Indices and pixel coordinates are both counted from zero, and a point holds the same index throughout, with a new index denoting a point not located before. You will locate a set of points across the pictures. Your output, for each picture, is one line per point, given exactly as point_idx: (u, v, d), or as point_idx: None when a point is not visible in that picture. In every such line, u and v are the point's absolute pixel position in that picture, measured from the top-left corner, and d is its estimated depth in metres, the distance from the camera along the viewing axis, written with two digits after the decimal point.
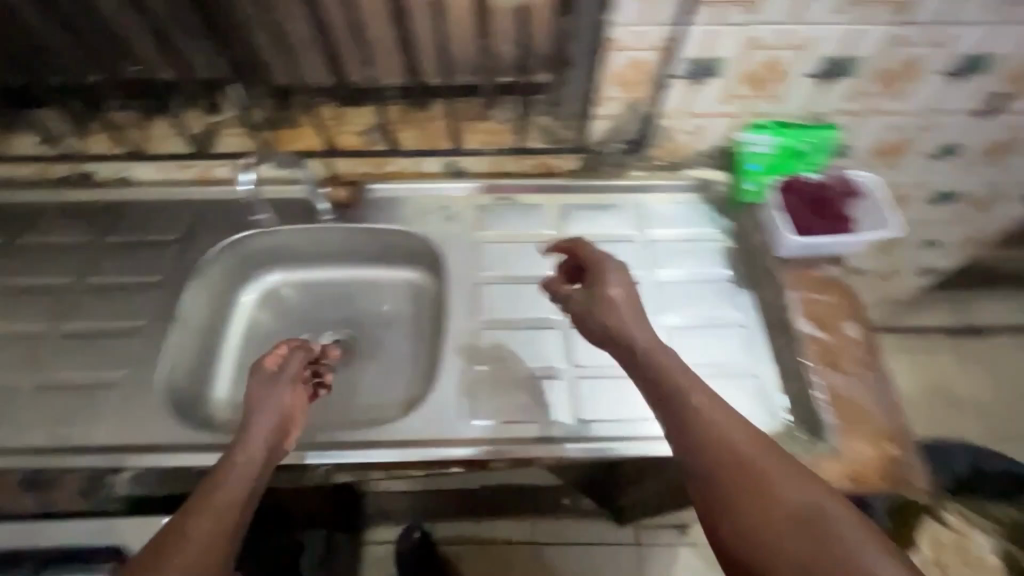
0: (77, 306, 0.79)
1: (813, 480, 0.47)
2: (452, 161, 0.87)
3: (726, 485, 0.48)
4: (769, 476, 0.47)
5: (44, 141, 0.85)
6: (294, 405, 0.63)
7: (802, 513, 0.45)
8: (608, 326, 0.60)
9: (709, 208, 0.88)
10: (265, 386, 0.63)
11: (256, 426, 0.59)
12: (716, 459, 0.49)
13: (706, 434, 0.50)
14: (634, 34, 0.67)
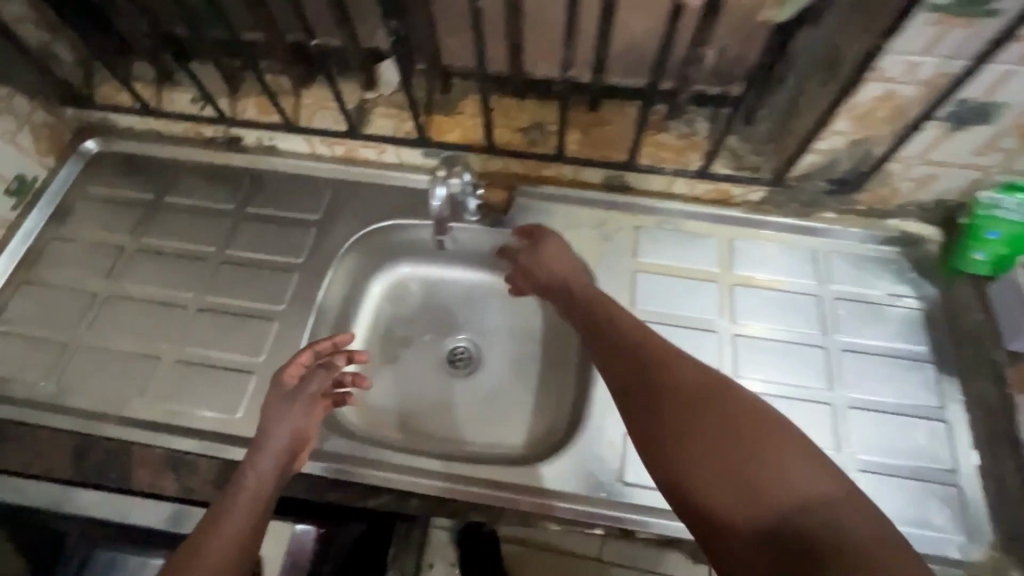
0: (218, 279, 0.76)
1: (704, 371, 0.54)
2: (619, 174, 0.78)
3: (641, 378, 0.55)
4: (668, 369, 0.55)
5: (198, 99, 0.82)
6: (308, 427, 0.62)
7: (695, 397, 0.52)
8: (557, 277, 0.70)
9: (913, 269, 0.75)
10: (281, 406, 0.62)
11: (272, 444, 0.59)
12: (630, 360, 0.57)
13: (619, 344, 0.59)
14: (905, 66, 0.54)
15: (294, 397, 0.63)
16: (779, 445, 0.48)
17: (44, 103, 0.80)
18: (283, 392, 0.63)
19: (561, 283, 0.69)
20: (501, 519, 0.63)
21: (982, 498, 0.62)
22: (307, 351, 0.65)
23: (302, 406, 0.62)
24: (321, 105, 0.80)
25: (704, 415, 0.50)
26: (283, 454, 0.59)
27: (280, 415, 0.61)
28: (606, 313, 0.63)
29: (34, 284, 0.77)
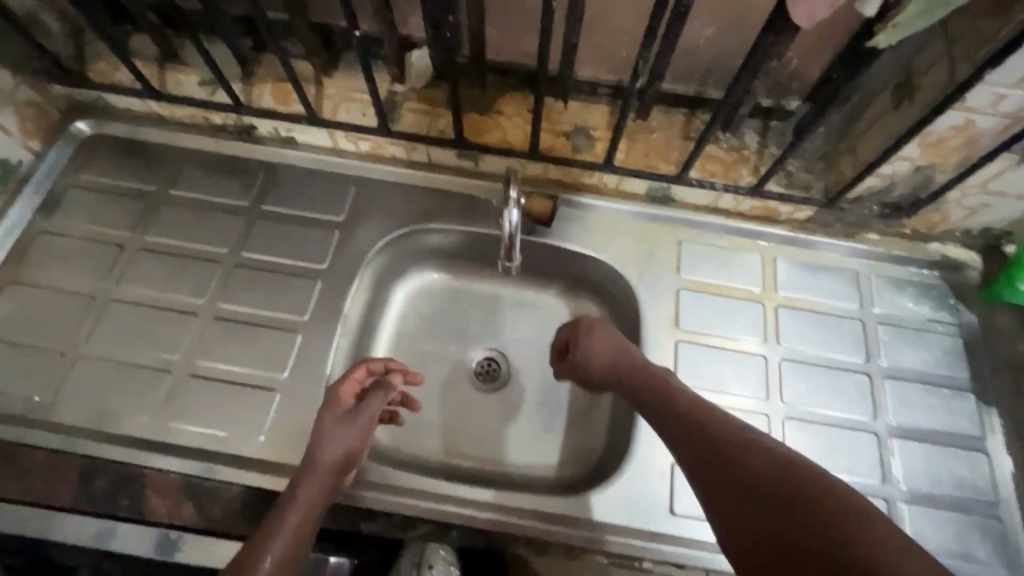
0: (233, 284, 0.70)
1: (783, 456, 0.47)
2: (664, 187, 0.74)
3: (709, 463, 0.50)
4: (739, 452, 0.49)
5: (207, 83, 0.74)
6: (361, 448, 0.59)
7: (771, 485, 0.45)
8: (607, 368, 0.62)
9: (955, 294, 0.74)
10: (338, 427, 0.58)
11: (323, 463, 0.55)
12: (696, 439, 0.52)
13: (682, 416, 0.54)
14: (994, 98, 0.52)
15: (352, 419, 0.59)
16: (867, 539, 0.39)
17: (29, 79, 0.71)
18: (338, 411, 0.59)
19: (613, 373, 0.61)
20: (546, 551, 0.60)
21: (1020, 531, 0.63)
22: (361, 366, 0.62)
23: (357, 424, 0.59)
24: (346, 96, 0.73)
25: (777, 509, 0.44)
26: (334, 477, 0.55)
27: (336, 435, 0.57)
28: (657, 384, 0.58)
29: (21, 283, 0.69)
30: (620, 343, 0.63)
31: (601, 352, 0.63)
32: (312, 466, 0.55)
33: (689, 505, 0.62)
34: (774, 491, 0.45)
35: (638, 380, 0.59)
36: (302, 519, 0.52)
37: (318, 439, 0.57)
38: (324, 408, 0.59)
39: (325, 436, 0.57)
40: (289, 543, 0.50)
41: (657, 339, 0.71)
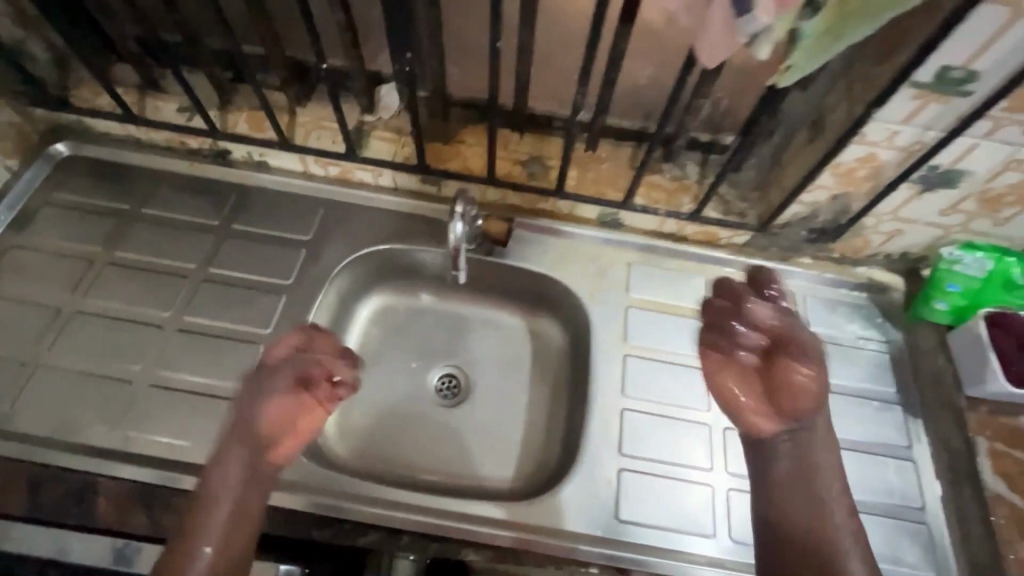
0: (198, 298, 0.73)
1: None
2: (613, 212, 0.80)
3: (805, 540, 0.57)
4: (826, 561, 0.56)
5: (185, 109, 0.78)
6: (286, 416, 0.59)
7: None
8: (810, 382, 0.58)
9: (882, 314, 0.80)
10: (255, 400, 0.58)
11: (242, 440, 0.58)
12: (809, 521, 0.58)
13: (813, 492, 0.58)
14: (887, 134, 0.59)
15: (279, 404, 0.58)
16: None
17: (12, 102, 0.75)
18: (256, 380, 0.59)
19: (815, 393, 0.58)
20: (493, 559, 0.62)
21: (947, 538, 0.65)
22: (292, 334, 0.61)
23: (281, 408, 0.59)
24: (317, 124, 0.78)
25: None
26: (252, 455, 0.58)
27: (260, 408, 0.58)
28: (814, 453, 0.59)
29: None
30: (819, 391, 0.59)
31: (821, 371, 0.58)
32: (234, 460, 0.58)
33: (633, 512, 0.64)
34: (812, 516, 0.58)
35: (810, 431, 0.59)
36: (231, 487, 0.57)
37: (239, 436, 0.58)
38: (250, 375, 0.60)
39: (244, 409, 0.58)
40: (222, 527, 0.56)
41: (607, 354, 0.75)
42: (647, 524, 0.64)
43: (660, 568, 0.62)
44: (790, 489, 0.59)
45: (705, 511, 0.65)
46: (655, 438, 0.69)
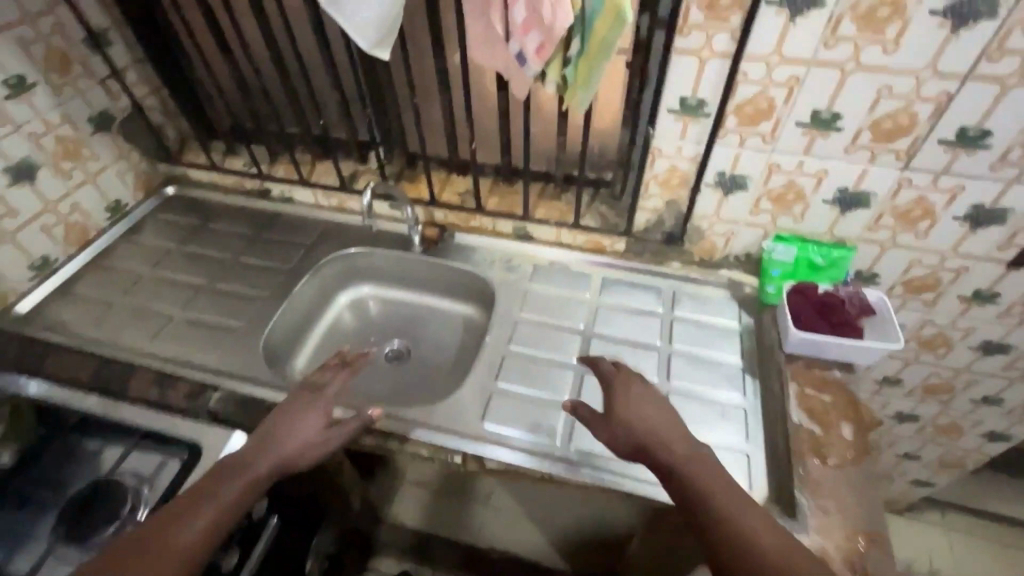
0: (229, 274, 1.08)
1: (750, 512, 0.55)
2: (521, 226, 1.07)
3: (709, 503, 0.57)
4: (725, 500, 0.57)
5: (248, 163, 1.21)
6: (310, 441, 0.73)
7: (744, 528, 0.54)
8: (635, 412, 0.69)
9: (738, 306, 0.97)
10: (297, 423, 0.74)
11: (270, 453, 0.70)
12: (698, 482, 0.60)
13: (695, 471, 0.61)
14: (674, 148, 0.85)
15: (315, 410, 0.76)
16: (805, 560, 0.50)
17: (149, 158, 1.21)
18: (305, 404, 0.77)
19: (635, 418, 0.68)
20: (384, 443, 0.82)
21: (760, 459, 0.76)
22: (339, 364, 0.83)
23: (299, 425, 0.74)
24: (326, 171, 1.17)
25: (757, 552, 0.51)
26: (275, 464, 0.70)
27: (302, 421, 0.74)
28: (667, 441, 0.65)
29: (105, 268, 1.10)
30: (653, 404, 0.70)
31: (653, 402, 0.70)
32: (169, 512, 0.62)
33: (497, 419, 0.83)
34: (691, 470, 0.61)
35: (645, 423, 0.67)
36: (245, 479, 0.67)
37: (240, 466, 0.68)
38: (292, 406, 0.76)
39: (287, 423, 0.73)
40: (227, 492, 0.65)
41: (504, 322, 0.98)
42: (505, 429, 0.82)
43: (506, 457, 0.78)
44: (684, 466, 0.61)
45: (552, 425, 0.82)
46: (527, 374, 0.89)
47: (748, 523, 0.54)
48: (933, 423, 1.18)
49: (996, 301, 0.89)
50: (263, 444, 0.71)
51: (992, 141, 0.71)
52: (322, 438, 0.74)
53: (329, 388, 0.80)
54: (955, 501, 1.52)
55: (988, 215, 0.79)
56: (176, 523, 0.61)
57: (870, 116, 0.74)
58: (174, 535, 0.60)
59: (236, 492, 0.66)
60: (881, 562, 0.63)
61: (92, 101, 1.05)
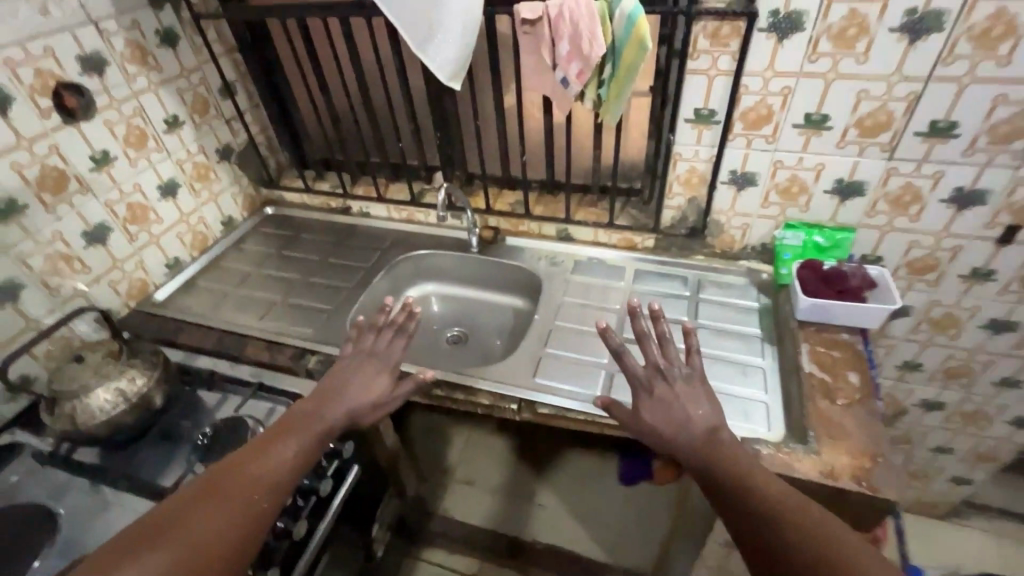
0: (321, 271, 1.31)
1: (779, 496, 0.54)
2: (564, 229, 1.25)
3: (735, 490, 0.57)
4: (754, 485, 0.56)
5: (334, 186, 1.46)
6: (376, 392, 0.83)
7: (776, 510, 0.53)
8: (682, 417, 0.66)
9: (757, 290, 1.11)
10: (368, 378, 0.83)
11: (342, 404, 0.79)
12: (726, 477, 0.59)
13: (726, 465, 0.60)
14: (691, 152, 1.03)
15: (377, 367, 0.85)
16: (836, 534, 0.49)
17: (256, 184, 1.48)
18: (372, 358, 0.86)
19: (683, 419, 0.66)
20: (452, 395, 0.97)
21: (780, 407, 0.87)
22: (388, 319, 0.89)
23: (366, 384, 0.83)
24: (399, 190, 1.40)
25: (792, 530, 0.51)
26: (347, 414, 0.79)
27: (365, 374, 0.84)
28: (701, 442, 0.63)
29: (219, 268, 1.34)
30: (684, 406, 0.67)
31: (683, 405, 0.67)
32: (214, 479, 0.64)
33: (548, 374, 0.98)
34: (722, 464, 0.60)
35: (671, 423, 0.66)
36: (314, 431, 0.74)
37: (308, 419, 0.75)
38: (360, 358, 0.86)
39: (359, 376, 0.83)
40: (302, 442, 0.72)
41: (550, 304, 1.14)
42: (555, 382, 0.96)
43: (556, 403, 0.92)
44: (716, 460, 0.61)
45: (594, 381, 0.96)
46: (572, 343, 1.04)
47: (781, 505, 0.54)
48: (960, 411, 1.24)
49: (994, 278, 1.00)
50: (335, 398, 0.79)
51: (961, 131, 0.85)
52: (385, 396, 0.83)
53: (390, 353, 0.87)
54: (1001, 506, 1.52)
55: (970, 195, 0.91)
56: (226, 489, 0.63)
57: (854, 116, 0.89)
58: (240, 478, 0.65)
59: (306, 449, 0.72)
60: (885, 477, 0.73)
61: (220, 136, 1.33)
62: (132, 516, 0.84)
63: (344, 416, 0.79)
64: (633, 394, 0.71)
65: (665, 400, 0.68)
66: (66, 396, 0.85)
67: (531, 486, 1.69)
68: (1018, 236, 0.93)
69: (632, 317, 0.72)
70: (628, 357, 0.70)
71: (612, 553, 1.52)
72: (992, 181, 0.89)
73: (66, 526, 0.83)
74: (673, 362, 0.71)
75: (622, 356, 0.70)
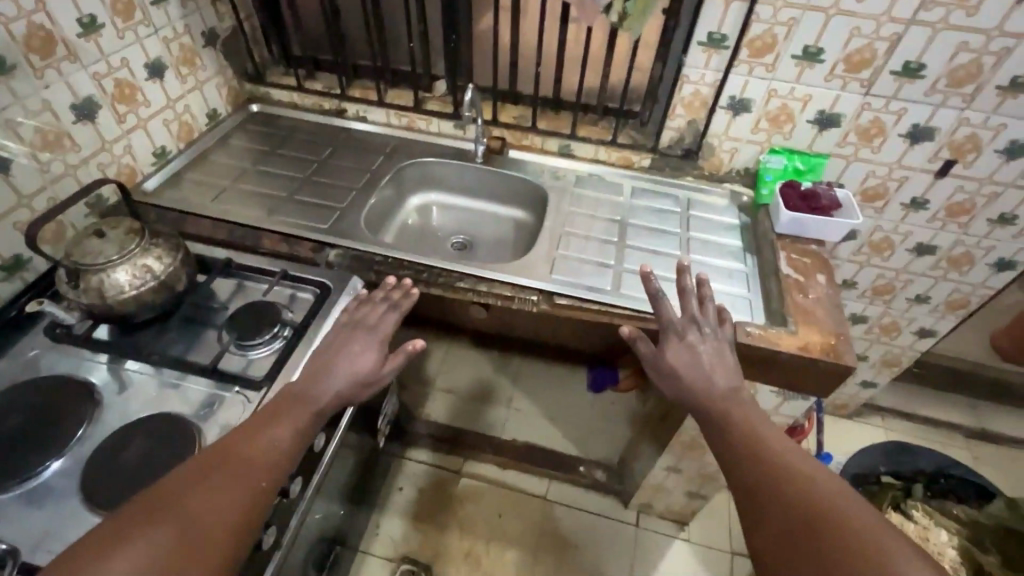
0: (322, 171, 1.29)
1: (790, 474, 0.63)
2: (566, 143, 1.31)
3: (746, 460, 0.68)
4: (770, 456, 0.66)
5: (327, 87, 1.40)
6: (367, 367, 0.82)
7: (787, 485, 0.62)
8: (705, 363, 0.80)
9: (738, 210, 1.24)
10: (360, 347, 0.84)
11: (338, 374, 0.80)
12: (743, 445, 0.69)
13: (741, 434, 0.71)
14: (698, 75, 1.12)
15: (365, 341, 0.84)
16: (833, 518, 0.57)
17: (239, 77, 1.39)
18: (366, 327, 0.87)
19: (708, 369, 0.79)
20: (473, 287, 1.04)
21: (761, 300, 1.02)
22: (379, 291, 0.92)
23: (354, 359, 0.82)
24: (399, 94, 1.38)
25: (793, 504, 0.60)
26: (344, 388, 0.80)
27: (357, 344, 0.84)
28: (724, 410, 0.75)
29: (209, 162, 1.28)
30: (701, 362, 0.80)
31: (700, 359, 0.81)
32: (222, 457, 0.65)
33: (562, 271, 1.08)
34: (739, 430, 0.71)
35: (693, 376, 0.79)
36: (309, 419, 0.75)
37: (306, 403, 0.76)
38: (354, 324, 0.87)
39: (346, 345, 0.84)
40: (297, 419, 0.74)
41: (556, 213, 1.22)
42: (569, 278, 1.06)
43: (573, 294, 1.02)
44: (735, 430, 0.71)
45: (603, 278, 1.07)
46: (581, 247, 1.14)
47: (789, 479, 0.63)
48: (879, 323, 1.49)
49: (927, 206, 1.20)
50: (324, 376, 0.79)
51: (927, 72, 1.00)
52: (372, 373, 0.82)
53: (379, 326, 0.88)
54: (893, 407, 1.86)
55: (923, 130, 1.08)
56: (230, 478, 0.64)
57: (844, 51, 1.01)
58: (245, 458, 0.67)
59: (301, 433, 0.73)
60: (846, 349, 0.90)
61: (205, 18, 1.23)
62: (175, 389, 0.87)
63: (337, 394, 0.79)
64: (664, 335, 0.85)
65: (693, 346, 0.82)
66: (92, 269, 0.82)
67: (509, 394, 1.83)
68: (952, 170, 1.12)
69: (679, 274, 0.87)
70: (662, 303, 0.85)
71: (582, 448, 1.71)
72: (940, 120, 1.06)
73: (109, 399, 0.86)
74: (705, 319, 0.85)
75: (659, 303, 0.85)
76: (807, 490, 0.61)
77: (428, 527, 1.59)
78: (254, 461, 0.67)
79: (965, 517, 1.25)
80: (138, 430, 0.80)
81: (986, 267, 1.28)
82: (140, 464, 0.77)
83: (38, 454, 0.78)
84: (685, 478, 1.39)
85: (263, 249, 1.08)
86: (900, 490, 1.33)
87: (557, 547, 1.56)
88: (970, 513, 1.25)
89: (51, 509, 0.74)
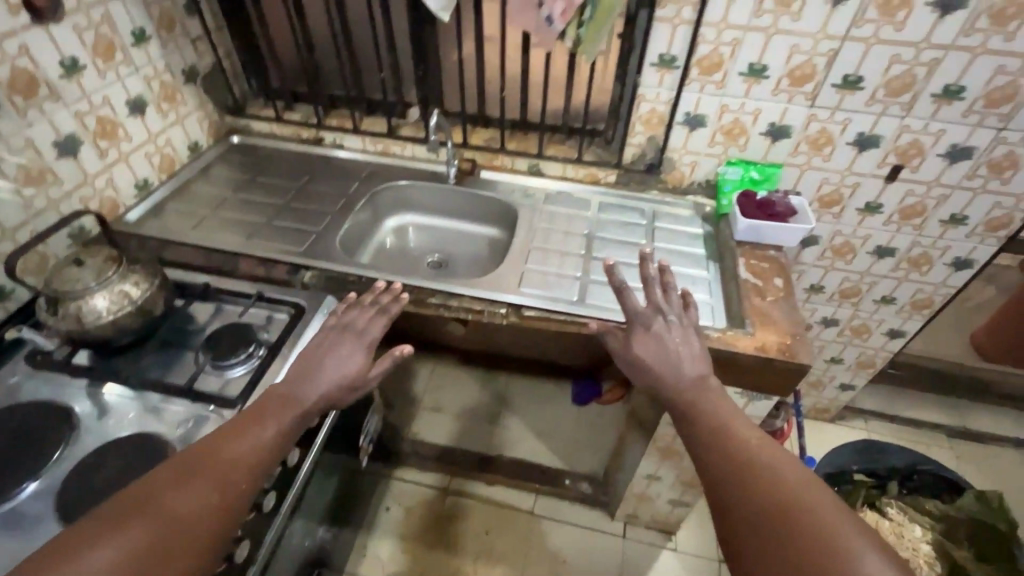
0: (300, 197, 1.34)
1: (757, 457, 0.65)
2: (535, 163, 1.36)
3: (716, 445, 0.69)
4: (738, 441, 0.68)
5: (305, 117, 1.46)
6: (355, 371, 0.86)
7: (754, 468, 0.64)
8: (675, 352, 0.83)
9: (701, 220, 1.29)
10: (350, 349, 0.88)
11: (325, 377, 0.84)
12: (712, 431, 0.71)
13: (709, 421, 0.73)
14: (654, 94, 1.18)
15: (351, 345, 0.89)
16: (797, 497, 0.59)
17: (220, 111, 1.45)
18: (354, 331, 0.91)
19: (676, 356, 0.82)
20: (445, 302, 1.08)
21: (722, 304, 1.06)
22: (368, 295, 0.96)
23: (341, 364, 0.86)
24: (374, 122, 1.44)
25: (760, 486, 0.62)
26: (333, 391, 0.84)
27: (343, 348, 0.88)
28: (694, 398, 0.76)
29: (190, 192, 1.32)
30: (670, 352, 0.83)
31: (671, 351, 0.83)
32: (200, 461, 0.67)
33: (531, 284, 1.12)
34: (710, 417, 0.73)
35: (666, 366, 0.81)
36: (289, 421, 0.77)
37: (288, 406, 0.78)
38: (341, 328, 0.91)
39: (336, 347, 0.88)
40: (281, 422, 0.76)
41: (527, 229, 1.27)
42: (537, 290, 1.10)
43: (541, 305, 1.06)
44: (704, 417, 0.73)
45: (570, 289, 1.11)
46: (550, 261, 1.18)
47: (756, 462, 0.65)
48: (850, 325, 1.53)
49: (882, 210, 1.25)
50: (309, 378, 0.83)
51: (865, 84, 1.06)
52: (359, 377, 0.87)
53: (367, 330, 0.92)
54: (874, 409, 1.89)
55: (867, 138, 1.14)
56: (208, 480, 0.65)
57: (787, 66, 1.07)
58: (224, 460, 0.68)
59: (284, 432, 0.76)
60: (802, 349, 0.94)
61: (185, 56, 1.29)
62: (151, 411, 0.90)
63: (323, 395, 0.82)
64: (632, 327, 0.87)
65: (661, 336, 0.84)
66: (68, 297, 0.85)
67: (495, 410, 1.85)
68: (900, 174, 1.18)
69: (642, 264, 0.90)
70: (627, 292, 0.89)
71: (568, 461, 1.72)
72: (882, 128, 1.11)
73: (85, 422, 0.88)
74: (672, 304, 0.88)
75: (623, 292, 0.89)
76: (771, 472, 0.63)
77: (415, 547, 1.59)
78: (232, 462, 0.69)
79: (937, 512, 1.31)
80: (113, 451, 0.83)
81: (945, 266, 1.33)
82: (114, 483, 0.79)
83: (15, 477, 0.80)
84: (667, 486, 1.41)
85: (240, 273, 1.11)
86: (874, 488, 1.37)
87: (546, 562, 1.56)
88: (941, 507, 1.31)
89: (24, 532, 0.75)
